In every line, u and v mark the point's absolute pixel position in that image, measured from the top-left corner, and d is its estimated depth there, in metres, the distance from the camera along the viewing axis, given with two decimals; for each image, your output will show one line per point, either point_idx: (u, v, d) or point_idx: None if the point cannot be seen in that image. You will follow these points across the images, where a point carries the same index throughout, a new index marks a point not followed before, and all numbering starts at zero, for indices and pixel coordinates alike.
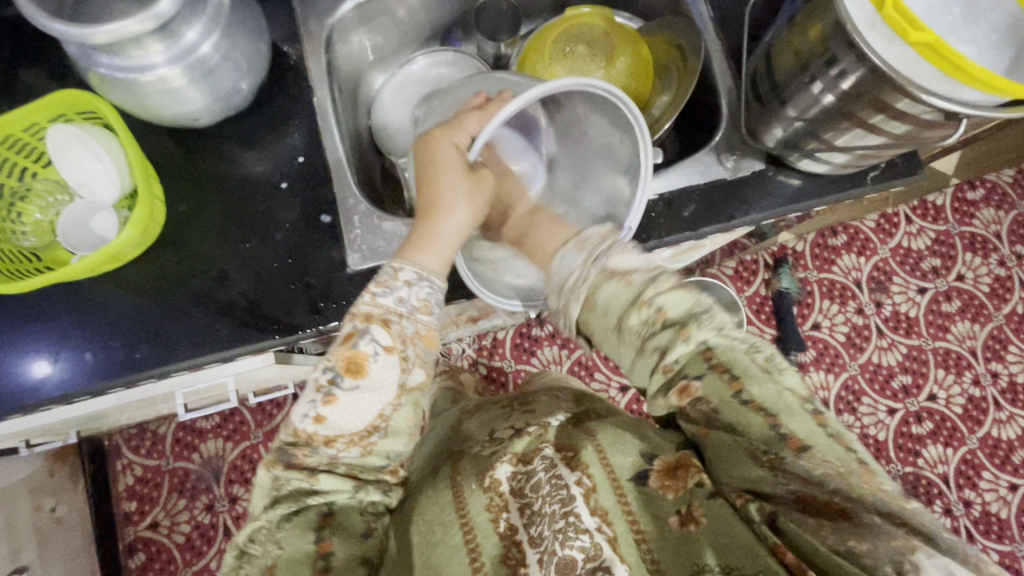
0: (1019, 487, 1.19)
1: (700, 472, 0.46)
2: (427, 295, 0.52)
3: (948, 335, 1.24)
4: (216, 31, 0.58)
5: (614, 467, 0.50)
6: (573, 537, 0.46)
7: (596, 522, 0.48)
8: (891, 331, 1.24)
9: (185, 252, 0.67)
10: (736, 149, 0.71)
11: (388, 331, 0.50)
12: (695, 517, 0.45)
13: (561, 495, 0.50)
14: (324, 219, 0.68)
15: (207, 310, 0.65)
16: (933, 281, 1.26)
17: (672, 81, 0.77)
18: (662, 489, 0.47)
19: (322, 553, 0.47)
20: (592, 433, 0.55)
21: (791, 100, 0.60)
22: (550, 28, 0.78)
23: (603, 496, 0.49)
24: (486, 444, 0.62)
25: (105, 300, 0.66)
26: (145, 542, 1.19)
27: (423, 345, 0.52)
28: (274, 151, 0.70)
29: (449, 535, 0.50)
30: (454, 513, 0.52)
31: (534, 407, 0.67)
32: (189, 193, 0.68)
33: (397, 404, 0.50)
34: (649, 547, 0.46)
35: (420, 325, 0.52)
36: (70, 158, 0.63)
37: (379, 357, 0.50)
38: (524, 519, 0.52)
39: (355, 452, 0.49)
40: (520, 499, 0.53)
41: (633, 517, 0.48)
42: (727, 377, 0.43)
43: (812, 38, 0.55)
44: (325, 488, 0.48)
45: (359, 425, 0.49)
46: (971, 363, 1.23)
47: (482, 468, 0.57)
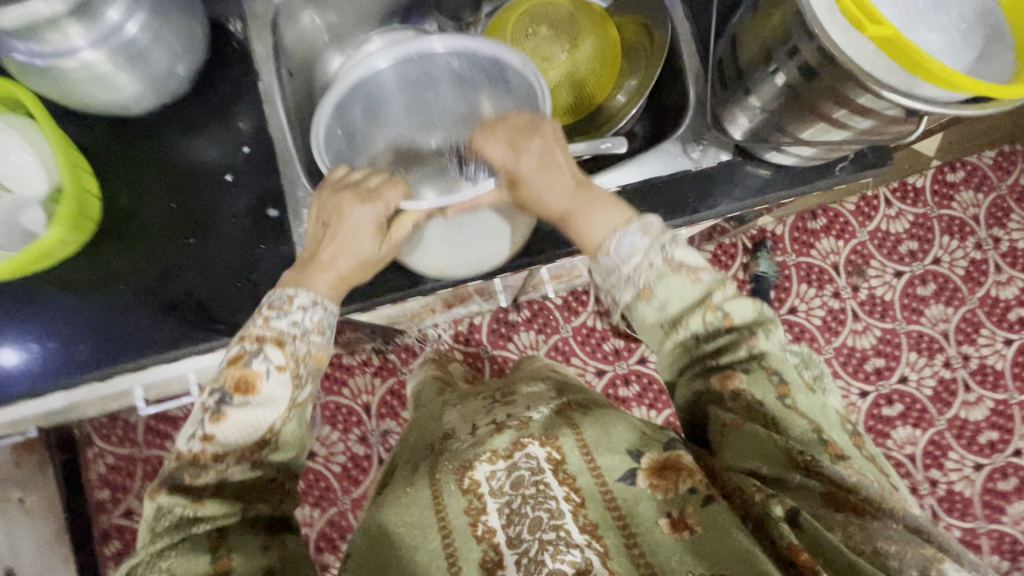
0: (984, 466, 1.23)
1: (693, 475, 0.45)
2: (321, 318, 0.50)
3: (922, 319, 1.27)
4: (140, 10, 0.54)
5: (602, 471, 0.48)
6: (564, 551, 0.43)
7: (586, 537, 0.44)
8: (867, 315, 1.26)
9: (126, 246, 0.64)
10: (703, 138, 0.70)
11: (283, 350, 0.48)
12: (689, 522, 0.43)
13: (547, 504, 0.47)
14: (270, 213, 0.65)
15: (152, 309, 0.62)
16: (910, 264, 1.28)
17: (640, 66, 0.75)
18: (651, 488, 0.46)
19: (221, 570, 0.44)
20: (576, 423, 0.54)
21: (756, 89, 0.59)
22: (514, 7, 0.75)
23: (592, 510, 0.46)
24: (467, 438, 0.60)
25: (40, 297, 0.62)
26: (120, 531, 1.16)
27: (314, 363, 0.50)
28: (222, 136, 0.67)
29: (427, 540, 0.49)
30: (433, 516, 0.50)
31: (517, 400, 0.65)
32: (128, 184, 0.65)
33: (286, 417, 0.48)
34: (642, 554, 0.43)
35: (313, 345, 0.50)
36: None
37: (272, 376, 0.47)
38: (502, 519, 0.48)
39: (253, 454, 0.47)
40: (500, 497, 0.50)
41: (623, 520, 0.45)
42: (774, 379, 0.46)
43: (775, 25, 0.54)
44: (211, 513, 0.45)
45: (247, 441, 0.46)
46: (943, 346, 1.26)
47: (461, 463, 0.54)
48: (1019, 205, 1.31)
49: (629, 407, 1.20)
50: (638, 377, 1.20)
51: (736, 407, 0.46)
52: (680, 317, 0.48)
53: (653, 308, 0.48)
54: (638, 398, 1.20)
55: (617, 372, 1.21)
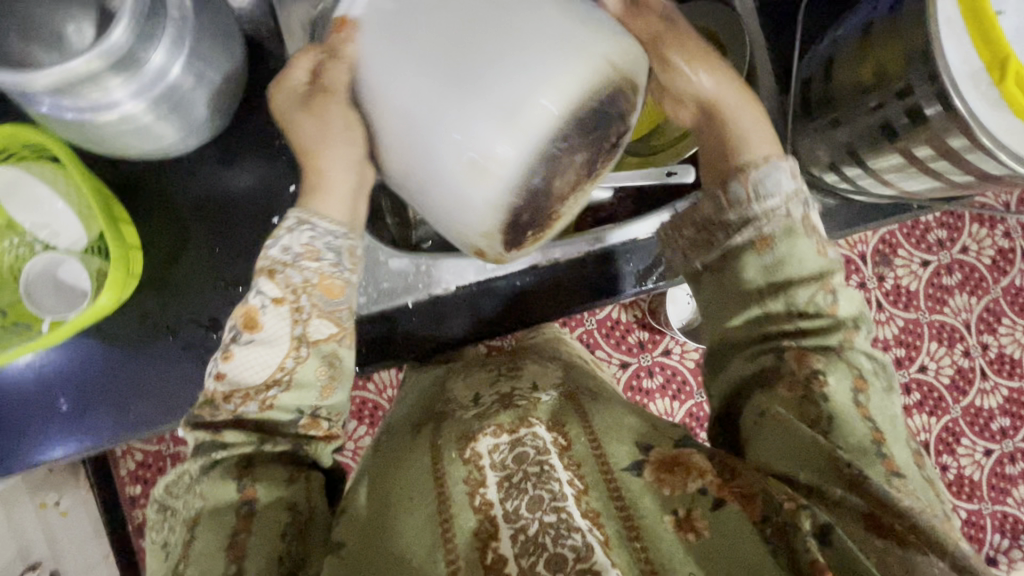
0: (992, 451, 1.18)
1: (705, 475, 0.39)
2: (310, 240, 0.49)
3: (945, 308, 1.20)
4: (181, 53, 0.53)
5: (606, 457, 0.43)
6: (565, 535, 0.37)
7: (587, 522, 0.39)
8: (890, 305, 1.19)
9: (169, 292, 0.66)
10: None
11: (275, 281, 0.47)
12: (696, 525, 0.38)
13: (550, 485, 0.41)
14: None
15: (199, 360, 0.66)
16: (936, 254, 1.20)
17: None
18: (654, 485, 0.40)
19: (245, 500, 0.42)
20: (587, 413, 0.48)
21: (845, 123, 0.56)
22: None
23: (594, 499, 0.41)
24: (470, 407, 0.54)
25: (87, 355, 0.66)
26: None
27: (320, 294, 0.48)
28: (260, 165, 0.68)
29: (422, 504, 0.42)
30: (429, 480, 0.44)
31: (523, 373, 0.59)
32: (169, 227, 0.67)
33: (298, 355, 0.47)
34: (641, 543, 0.39)
35: (310, 273, 0.48)
36: (26, 198, 0.65)
37: (269, 310, 0.46)
38: (502, 493, 0.42)
39: (253, 407, 0.46)
40: (501, 471, 0.44)
41: (626, 511, 0.40)
42: (854, 372, 0.44)
43: (890, 56, 0.50)
44: (232, 443, 0.44)
45: (258, 379, 0.46)
46: (964, 336, 1.20)
47: (463, 433, 0.48)
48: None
49: (652, 399, 1.10)
50: (665, 368, 1.10)
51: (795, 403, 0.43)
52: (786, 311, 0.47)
53: (764, 264, 0.47)
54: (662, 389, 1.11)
55: (642, 364, 1.11)
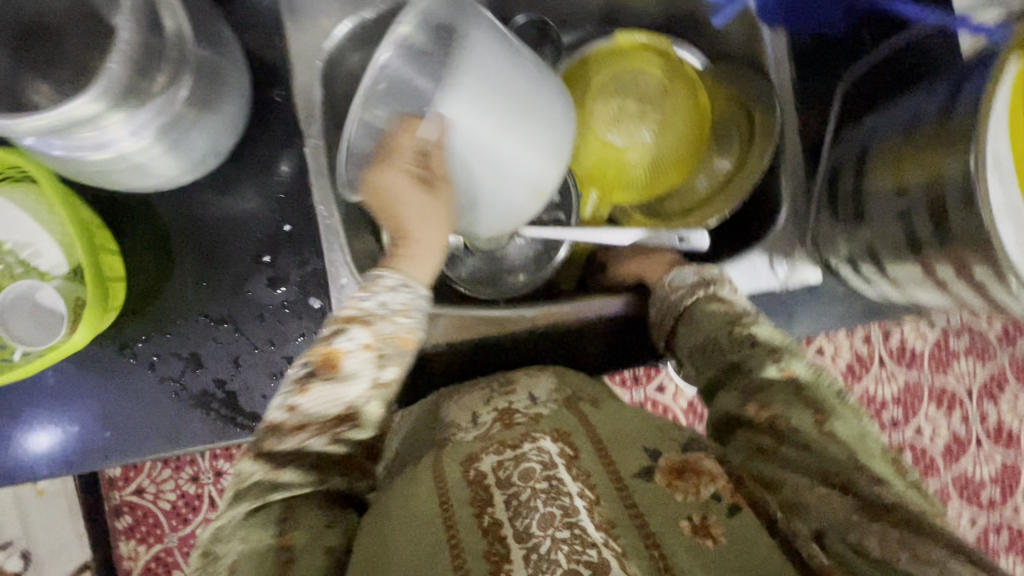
0: (981, 520, 1.19)
1: (715, 481, 0.40)
2: (406, 299, 0.47)
3: (948, 373, 1.16)
4: (180, 87, 0.55)
5: (616, 466, 0.41)
6: (579, 551, 0.35)
7: (603, 535, 0.36)
8: (893, 362, 1.14)
9: (151, 323, 0.66)
10: (793, 255, 0.71)
11: (368, 329, 0.45)
12: (712, 530, 0.38)
13: (560, 500, 0.38)
14: (314, 302, 0.68)
15: (178, 398, 0.66)
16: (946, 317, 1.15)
17: (733, 145, 0.73)
18: (668, 489, 0.40)
19: (284, 546, 0.41)
20: (591, 425, 0.46)
21: (873, 221, 0.59)
22: (592, 74, 0.72)
23: (608, 509, 0.39)
24: (470, 430, 0.50)
25: (65, 377, 0.65)
26: (132, 507, 1.03)
27: (399, 345, 0.47)
28: (259, 185, 0.69)
29: (427, 528, 0.39)
30: (433, 500, 0.41)
31: (518, 387, 0.56)
32: (154, 257, 0.67)
33: (367, 398, 0.46)
34: (663, 556, 0.36)
35: (399, 326, 0.47)
36: (10, 222, 0.64)
37: (356, 353, 0.45)
38: (509, 511, 0.39)
39: (322, 441, 0.45)
40: (505, 488, 0.40)
41: (641, 519, 0.38)
42: (812, 409, 0.46)
43: (924, 170, 0.51)
44: (283, 483, 0.43)
45: (330, 413, 0.44)
46: (964, 402, 1.17)
47: (467, 454, 0.45)
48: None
49: None
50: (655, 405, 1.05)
51: (774, 430, 0.46)
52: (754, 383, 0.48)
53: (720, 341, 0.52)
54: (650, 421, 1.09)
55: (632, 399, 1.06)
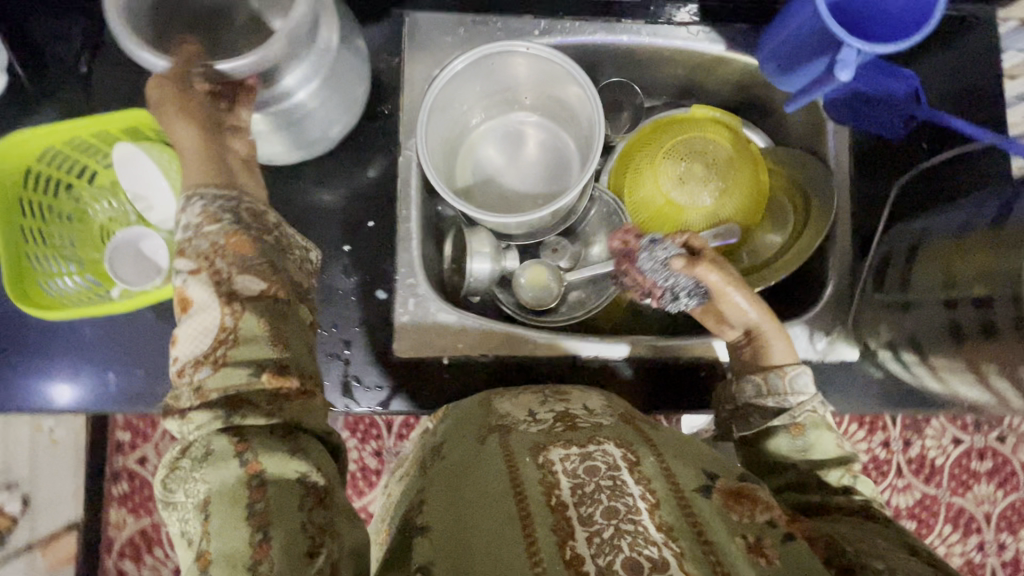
0: None
1: (771, 509, 0.42)
2: (201, 208, 0.50)
3: (967, 494, 1.16)
4: (316, 79, 0.60)
5: (675, 477, 0.44)
6: (642, 545, 0.39)
7: (662, 535, 0.40)
8: (912, 474, 1.14)
9: None
10: (834, 332, 0.73)
11: (187, 254, 0.49)
12: (767, 551, 0.40)
13: (624, 498, 0.42)
14: (379, 294, 0.72)
15: None
16: (971, 436, 1.16)
17: (786, 225, 0.79)
18: (725, 507, 0.42)
19: (251, 474, 0.43)
20: (653, 441, 0.48)
21: (914, 309, 0.63)
22: (665, 132, 0.78)
23: (667, 513, 0.41)
24: (530, 424, 0.53)
25: (140, 326, 0.69)
26: (131, 474, 1.07)
27: (231, 251, 0.49)
28: (348, 181, 0.74)
29: (500, 501, 0.43)
30: (505, 478, 0.45)
31: (571, 397, 0.59)
32: None
33: (234, 313, 0.48)
34: (717, 559, 0.39)
35: (211, 236, 0.49)
36: (129, 172, 0.67)
37: (187, 281, 0.48)
38: (575, 496, 0.42)
39: (207, 370, 0.47)
40: (574, 477, 0.44)
41: (699, 527, 0.41)
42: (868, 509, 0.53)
43: (973, 266, 0.56)
44: (201, 424, 0.45)
45: (206, 341, 0.47)
46: (981, 528, 1.16)
47: (534, 444, 0.48)
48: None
49: None
50: None
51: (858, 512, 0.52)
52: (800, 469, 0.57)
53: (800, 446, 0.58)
54: None
55: None
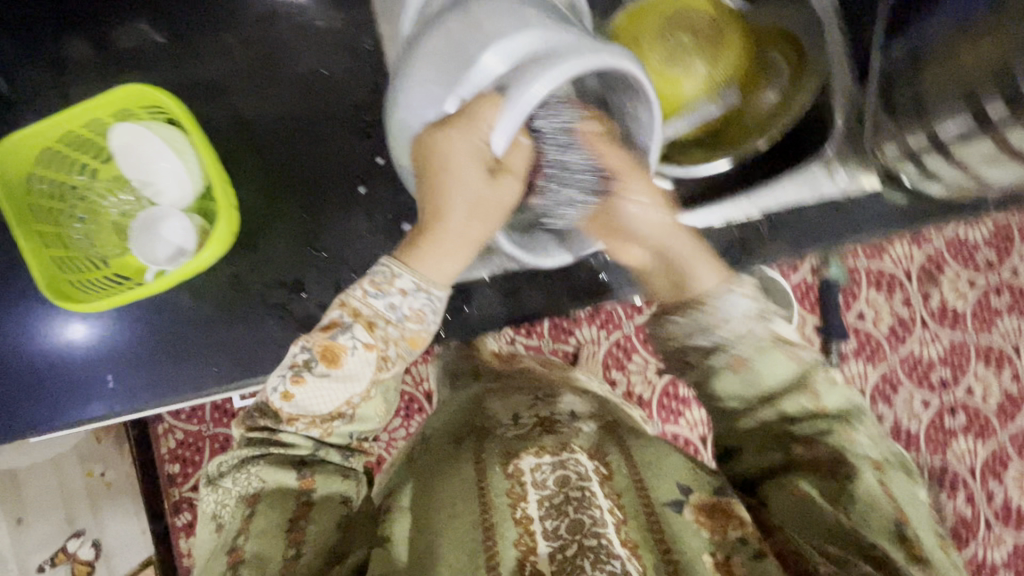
0: None
1: (744, 526, 0.41)
2: (421, 306, 0.45)
3: (992, 330, 1.05)
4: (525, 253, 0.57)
5: (647, 489, 0.44)
6: (604, 561, 0.38)
7: (626, 551, 0.40)
8: (937, 323, 1.05)
9: (263, 258, 0.65)
10: (851, 159, 0.60)
11: (372, 332, 0.44)
12: (733, 569, 0.39)
13: (590, 510, 0.41)
14: (405, 226, 0.64)
15: (282, 327, 0.63)
16: (986, 275, 1.05)
17: (782, 78, 0.61)
18: (698, 524, 0.41)
19: (303, 488, 0.45)
20: (628, 450, 0.49)
21: (934, 118, 0.50)
22: (647, 6, 0.62)
23: (632, 529, 0.42)
24: (511, 427, 0.54)
25: (179, 310, 0.65)
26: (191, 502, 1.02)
27: (406, 346, 0.46)
28: (334, 128, 0.66)
29: (467, 509, 0.44)
30: (475, 491, 0.45)
31: (559, 401, 0.59)
32: (264, 202, 0.65)
33: (366, 394, 0.46)
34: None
35: (408, 330, 0.45)
36: (134, 156, 0.62)
37: (357, 352, 0.44)
38: (544, 510, 0.43)
39: (316, 433, 0.45)
40: (542, 490, 0.44)
41: (665, 544, 0.41)
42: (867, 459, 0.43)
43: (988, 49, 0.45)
44: (290, 446, 0.45)
45: (325, 409, 0.45)
46: (1014, 358, 1.05)
47: (508, 449, 0.50)
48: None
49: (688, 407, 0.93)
50: None
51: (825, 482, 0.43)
52: (747, 404, 0.45)
53: (745, 384, 0.44)
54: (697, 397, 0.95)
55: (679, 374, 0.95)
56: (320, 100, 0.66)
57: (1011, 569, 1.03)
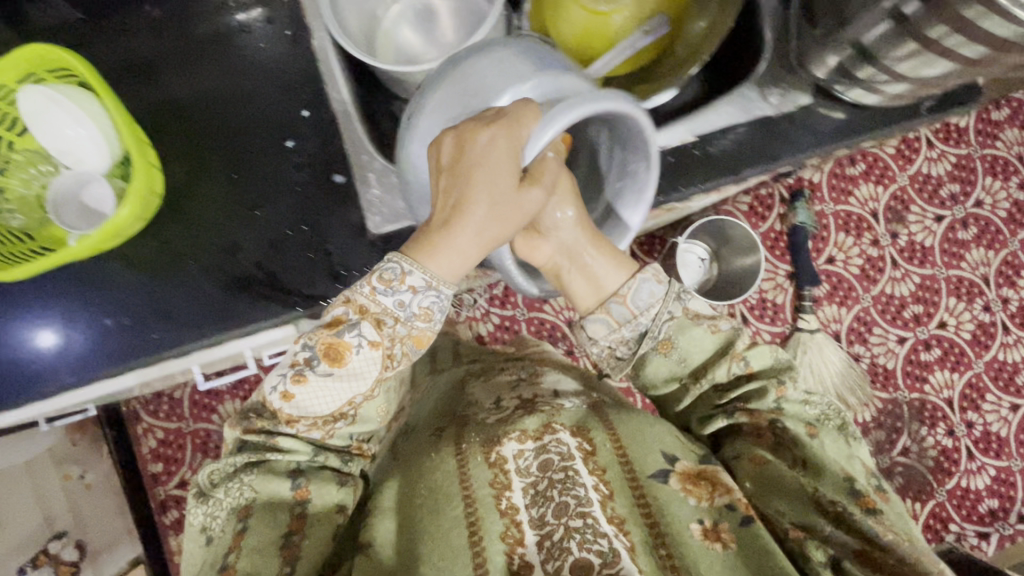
0: (1020, 407, 1.08)
1: (731, 492, 0.41)
2: (432, 305, 0.42)
3: (962, 264, 1.11)
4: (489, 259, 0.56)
5: (632, 464, 0.43)
6: (591, 540, 0.38)
7: (613, 528, 0.39)
8: (906, 262, 1.10)
9: (191, 216, 0.62)
10: (782, 81, 0.62)
11: (380, 330, 0.42)
12: (722, 535, 0.39)
13: (574, 490, 0.40)
14: (337, 178, 0.63)
15: (217, 284, 0.60)
16: (951, 208, 1.12)
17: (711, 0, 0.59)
18: (684, 493, 0.41)
19: (299, 499, 0.44)
20: (609, 420, 0.48)
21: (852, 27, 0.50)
22: None
23: (620, 505, 0.41)
24: (492, 412, 0.53)
25: (110, 277, 0.61)
26: (177, 500, 1.06)
27: (413, 345, 0.43)
28: (261, 85, 0.64)
29: (449, 506, 0.42)
30: (457, 484, 0.44)
31: (542, 379, 0.58)
32: (191, 160, 0.63)
33: (369, 394, 0.44)
34: (668, 552, 0.39)
35: (413, 328, 0.43)
36: (46, 123, 0.58)
37: (363, 351, 0.42)
38: (529, 498, 0.42)
39: (316, 435, 0.44)
40: (526, 477, 0.44)
41: (651, 518, 0.40)
42: (804, 420, 0.46)
43: None
44: (287, 450, 0.44)
45: (326, 409, 0.43)
46: (982, 291, 1.10)
47: (489, 436, 0.48)
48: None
49: None
50: None
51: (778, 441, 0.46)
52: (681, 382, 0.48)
53: (675, 361, 0.47)
54: None
55: None
56: (261, 63, 0.64)
57: (993, 494, 1.06)
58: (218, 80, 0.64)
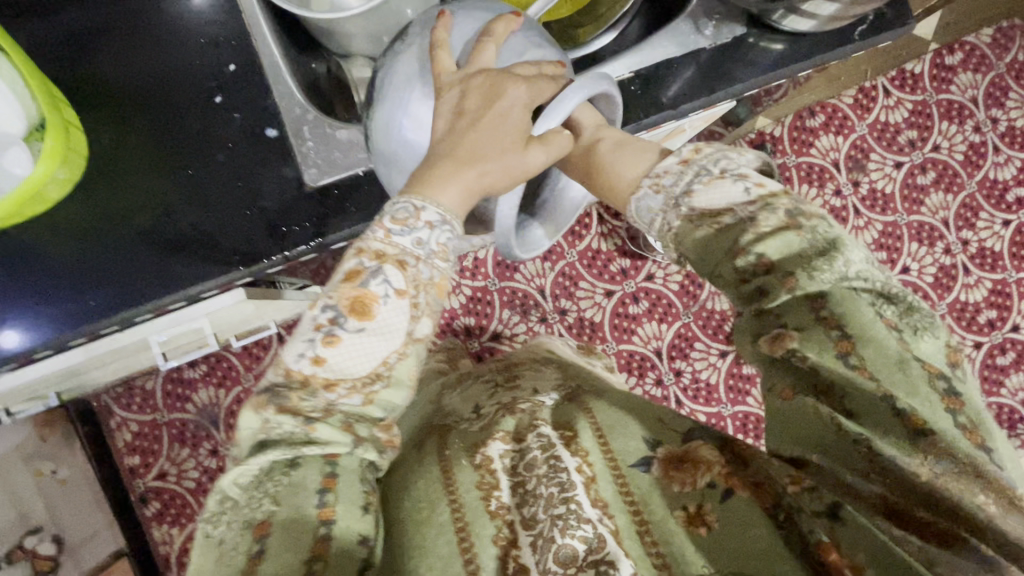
0: (982, 344, 1.11)
1: (712, 469, 0.40)
2: (449, 240, 0.39)
3: (922, 208, 1.13)
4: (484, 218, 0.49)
5: (615, 453, 0.45)
6: (574, 526, 0.43)
7: (597, 512, 0.43)
8: (868, 210, 1.12)
9: (113, 175, 0.54)
10: (715, 13, 0.58)
11: (405, 272, 0.38)
12: (706, 518, 0.39)
13: (558, 478, 0.46)
14: (269, 133, 0.55)
15: (152, 249, 0.53)
16: (910, 154, 1.13)
17: None
18: (666, 479, 0.42)
19: (323, 518, 0.38)
20: (588, 407, 0.52)
21: None
22: None
23: (602, 487, 0.45)
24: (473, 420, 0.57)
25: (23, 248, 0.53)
26: (158, 491, 1.05)
27: (435, 292, 0.40)
28: (173, 37, 0.56)
29: (435, 511, 0.46)
30: (443, 489, 0.48)
31: (520, 381, 0.63)
32: (110, 113, 0.55)
33: (402, 352, 0.39)
34: (653, 538, 0.41)
35: (437, 270, 0.39)
36: None
37: (391, 300, 0.38)
38: (516, 498, 0.48)
39: (357, 400, 0.39)
40: (513, 475, 0.49)
41: (636, 507, 0.43)
42: (834, 334, 0.33)
43: None
44: (323, 442, 0.38)
45: (362, 370, 0.38)
46: (943, 234, 1.13)
47: (473, 443, 0.54)
48: (1018, 83, 1.15)
49: (640, 323, 1.07)
50: (649, 292, 1.07)
51: (792, 371, 0.34)
52: None
53: None
54: (649, 313, 1.07)
55: (627, 292, 1.07)
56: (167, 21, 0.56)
57: None
58: (127, 28, 0.56)
